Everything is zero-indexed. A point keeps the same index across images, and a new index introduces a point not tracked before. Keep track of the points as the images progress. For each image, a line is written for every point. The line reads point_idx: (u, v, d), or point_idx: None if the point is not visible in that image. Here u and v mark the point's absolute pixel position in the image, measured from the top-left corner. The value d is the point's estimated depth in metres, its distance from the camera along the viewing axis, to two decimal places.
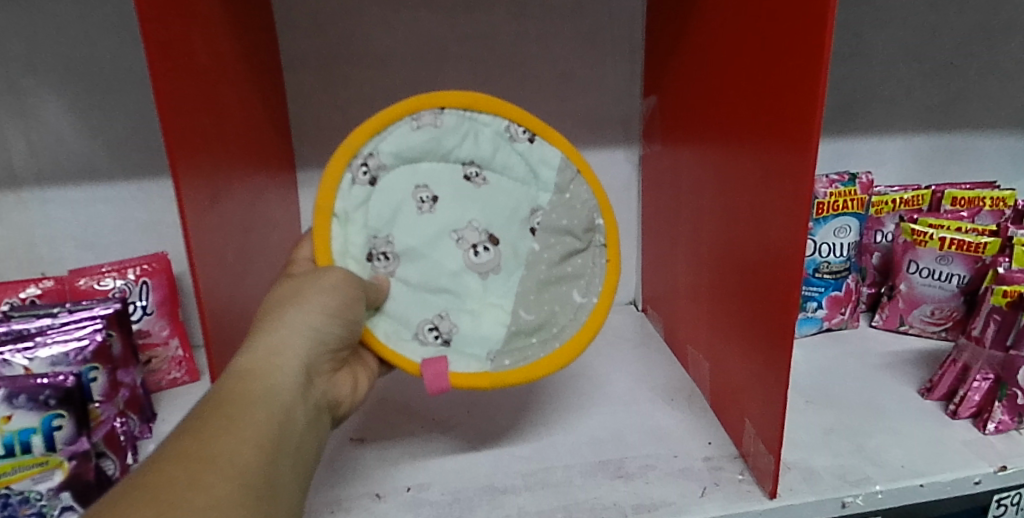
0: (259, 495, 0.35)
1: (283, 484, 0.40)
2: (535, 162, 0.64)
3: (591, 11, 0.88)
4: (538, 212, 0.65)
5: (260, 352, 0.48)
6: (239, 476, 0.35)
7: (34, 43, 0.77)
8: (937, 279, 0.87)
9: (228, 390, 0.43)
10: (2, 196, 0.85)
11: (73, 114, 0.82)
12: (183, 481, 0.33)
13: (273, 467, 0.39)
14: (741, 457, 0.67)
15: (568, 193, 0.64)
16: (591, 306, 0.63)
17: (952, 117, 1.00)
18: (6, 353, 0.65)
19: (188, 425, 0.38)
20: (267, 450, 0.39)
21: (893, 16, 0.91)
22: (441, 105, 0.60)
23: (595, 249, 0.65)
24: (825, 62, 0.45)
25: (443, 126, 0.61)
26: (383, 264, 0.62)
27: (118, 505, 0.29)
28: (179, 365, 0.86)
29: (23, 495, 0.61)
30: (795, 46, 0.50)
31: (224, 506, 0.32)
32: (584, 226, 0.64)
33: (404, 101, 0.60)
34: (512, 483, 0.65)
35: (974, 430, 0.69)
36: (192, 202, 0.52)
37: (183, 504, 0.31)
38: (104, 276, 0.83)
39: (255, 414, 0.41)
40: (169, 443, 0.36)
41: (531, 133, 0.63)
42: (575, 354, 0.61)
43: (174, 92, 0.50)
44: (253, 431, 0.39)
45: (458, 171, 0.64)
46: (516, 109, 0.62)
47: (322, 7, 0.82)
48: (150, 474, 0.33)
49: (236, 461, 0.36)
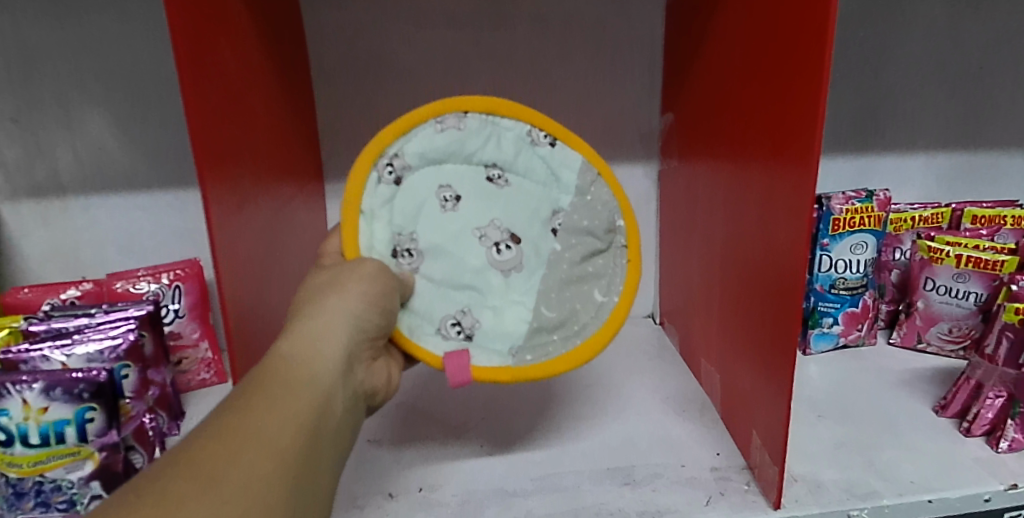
0: (293, 477, 0.37)
1: (319, 467, 0.41)
2: (556, 165, 0.66)
3: (611, 30, 0.90)
4: (559, 213, 0.67)
5: (305, 334, 0.50)
6: (278, 453, 0.37)
7: (82, 59, 0.82)
8: (954, 297, 0.87)
9: (272, 369, 0.45)
10: (48, 202, 0.89)
11: (117, 127, 0.87)
12: (225, 456, 0.35)
13: (310, 449, 0.41)
14: (749, 469, 0.67)
15: (589, 195, 0.66)
16: (612, 305, 0.64)
17: (976, 135, 0.99)
18: (46, 349, 0.68)
19: (233, 402, 0.41)
20: (305, 432, 0.41)
21: (913, 35, 0.91)
22: (465, 109, 0.63)
23: (617, 250, 0.66)
24: (824, 80, 0.47)
25: (466, 128, 0.64)
26: (407, 260, 0.64)
27: (162, 476, 0.32)
28: (207, 367, 0.90)
29: (56, 483, 0.65)
30: (797, 62, 0.52)
31: (259, 488, 0.34)
32: (605, 226, 0.66)
33: (429, 104, 0.63)
34: (521, 486, 0.66)
35: (986, 448, 0.69)
36: (219, 207, 0.55)
37: (219, 481, 0.33)
38: (139, 280, 0.87)
39: (296, 395, 0.43)
40: (214, 418, 0.39)
41: (552, 138, 0.66)
42: (596, 352, 0.62)
43: (204, 105, 0.53)
44: (294, 412, 0.41)
45: (481, 172, 0.67)
46: (538, 114, 0.65)
47: (352, 27, 0.86)
48: (196, 447, 0.35)
49: (276, 441, 0.38)
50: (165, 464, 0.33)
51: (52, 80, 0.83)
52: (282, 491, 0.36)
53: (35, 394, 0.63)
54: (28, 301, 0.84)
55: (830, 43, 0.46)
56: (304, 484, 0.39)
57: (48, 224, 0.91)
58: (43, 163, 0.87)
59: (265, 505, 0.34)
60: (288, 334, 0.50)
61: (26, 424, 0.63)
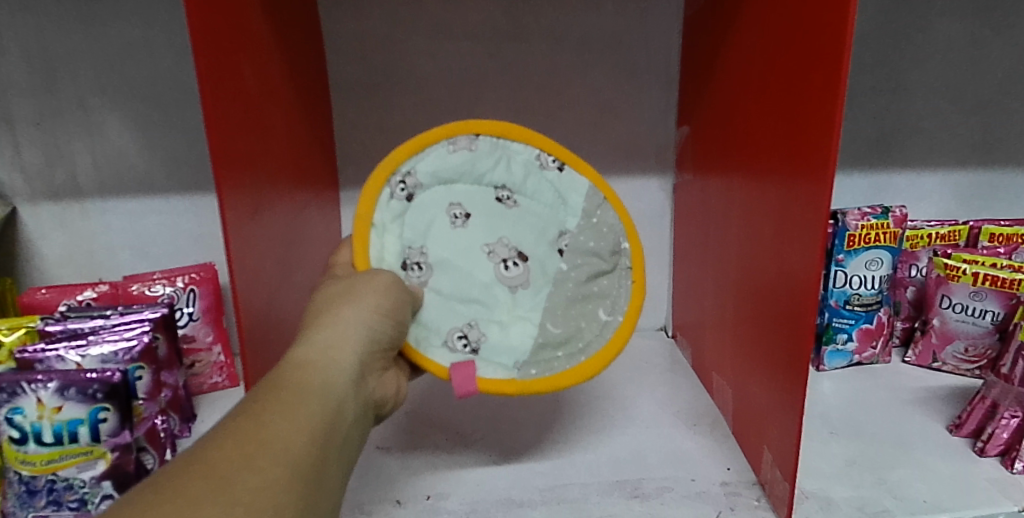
0: (305, 484, 0.37)
1: (329, 476, 0.41)
2: (564, 190, 0.67)
3: (627, 43, 0.90)
4: (566, 234, 0.68)
5: (319, 344, 0.50)
6: (291, 456, 0.37)
7: (103, 66, 0.84)
8: (970, 316, 0.86)
9: (287, 377, 0.45)
10: (67, 204, 0.91)
11: (136, 132, 0.88)
12: (238, 457, 0.35)
13: (322, 456, 0.41)
14: (759, 485, 0.67)
15: (595, 218, 0.67)
16: (616, 324, 0.65)
17: (995, 153, 0.98)
18: (61, 349, 0.69)
19: (248, 407, 0.41)
20: (318, 440, 0.41)
21: (931, 53, 0.91)
22: (477, 131, 0.65)
23: (622, 271, 0.67)
24: (838, 109, 0.48)
25: (477, 150, 0.65)
26: (416, 274, 0.64)
27: (178, 477, 0.32)
28: (219, 370, 0.91)
29: (68, 482, 0.65)
30: (809, 91, 0.52)
31: (272, 492, 0.34)
32: (610, 248, 0.67)
33: (441, 125, 0.65)
34: (529, 497, 0.66)
35: (1000, 468, 0.68)
36: (235, 214, 0.56)
37: (235, 483, 0.33)
38: (154, 283, 0.87)
39: (310, 402, 0.43)
40: (229, 421, 0.39)
41: (560, 162, 0.67)
42: (599, 369, 0.62)
43: (223, 114, 0.54)
44: (308, 419, 0.42)
45: (490, 193, 0.67)
46: (548, 140, 0.66)
47: (371, 38, 0.88)
48: (212, 449, 0.35)
49: (290, 447, 0.38)
50: (178, 465, 0.34)
51: (73, 85, 0.85)
52: (295, 497, 0.36)
53: (49, 394, 0.64)
54: (45, 302, 0.85)
55: (845, 77, 0.47)
56: (316, 488, 0.39)
57: (66, 226, 0.92)
58: (62, 166, 0.88)
59: (278, 505, 0.34)
60: (302, 344, 0.50)
61: (40, 422, 0.64)
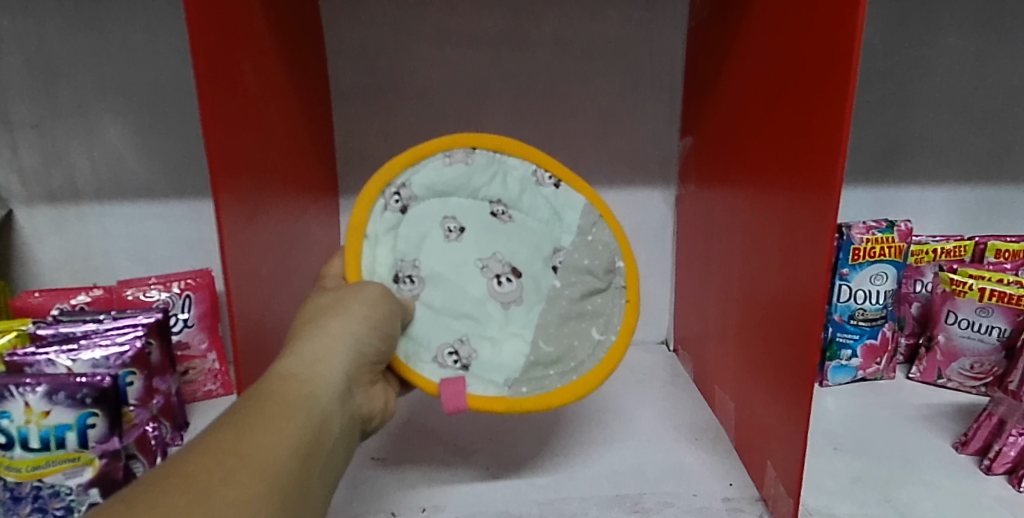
0: (285, 501, 0.36)
1: (310, 492, 0.40)
2: (560, 206, 0.67)
3: (631, 54, 0.90)
4: (560, 251, 0.67)
5: (305, 356, 0.49)
6: (270, 472, 0.36)
7: (103, 68, 0.84)
8: (976, 331, 0.85)
9: (272, 389, 0.44)
10: (63, 208, 0.90)
11: (135, 136, 0.87)
12: (217, 469, 0.34)
13: (304, 471, 0.39)
14: (762, 501, 0.66)
15: (590, 235, 0.66)
16: (609, 344, 0.63)
17: (1000, 169, 0.98)
18: (51, 353, 0.68)
19: (230, 418, 0.40)
20: (301, 454, 0.40)
21: (935, 66, 0.91)
22: (473, 144, 0.64)
23: (616, 290, 0.66)
24: (845, 129, 0.47)
25: (473, 164, 0.64)
26: (408, 287, 0.63)
27: (153, 490, 0.31)
28: (214, 378, 0.89)
29: (54, 489, 0.64)
30: (816, 111, 0.52)
31: (251, 508, 0.33)
32: (605, 266, 0.65)
33: (438, 138, 0.64)
34: (527, 511, 0.65)
35: (1007, 487, 0.66)
36: (231, 219, 0.55)
37: (212, 497, 0.32)
38: (150, 288, 0.86)
39: (294, 415, 0.42)
40: (211, 432, 0.38)
41: (557, 180, 0.66)
42: (591, 389, 0.61)
43: (222, 117, 0.53)
44: (291, 431, 0.40)
45: (485, 208, 0.67)
46: (545, 155, 0.66)
47: (374, 44, 0.87)
48: (191, 461, 0.34)
49: (271, 462, 0.37)
50: (156, 477, 0.32)
51: (72, 88, 0.84)
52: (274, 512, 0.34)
53: (37, 398, 0.62)
54: (39, 305, 0.83)
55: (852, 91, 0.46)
56: (298, 499, 0.38)
57: (61, 230, 0.91)
58: (59, 169, 0.88)
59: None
60: (289, 356, 0.49)
61: (27, 427, 0.63)
